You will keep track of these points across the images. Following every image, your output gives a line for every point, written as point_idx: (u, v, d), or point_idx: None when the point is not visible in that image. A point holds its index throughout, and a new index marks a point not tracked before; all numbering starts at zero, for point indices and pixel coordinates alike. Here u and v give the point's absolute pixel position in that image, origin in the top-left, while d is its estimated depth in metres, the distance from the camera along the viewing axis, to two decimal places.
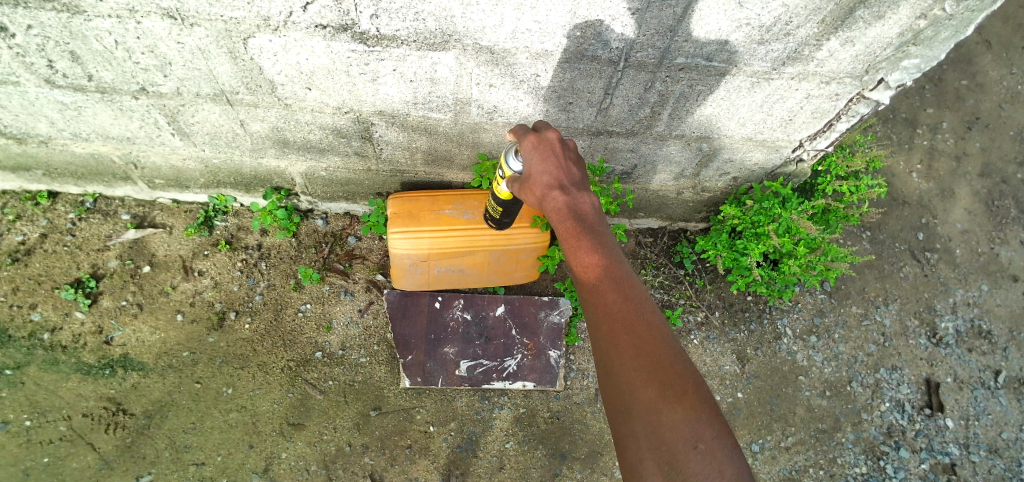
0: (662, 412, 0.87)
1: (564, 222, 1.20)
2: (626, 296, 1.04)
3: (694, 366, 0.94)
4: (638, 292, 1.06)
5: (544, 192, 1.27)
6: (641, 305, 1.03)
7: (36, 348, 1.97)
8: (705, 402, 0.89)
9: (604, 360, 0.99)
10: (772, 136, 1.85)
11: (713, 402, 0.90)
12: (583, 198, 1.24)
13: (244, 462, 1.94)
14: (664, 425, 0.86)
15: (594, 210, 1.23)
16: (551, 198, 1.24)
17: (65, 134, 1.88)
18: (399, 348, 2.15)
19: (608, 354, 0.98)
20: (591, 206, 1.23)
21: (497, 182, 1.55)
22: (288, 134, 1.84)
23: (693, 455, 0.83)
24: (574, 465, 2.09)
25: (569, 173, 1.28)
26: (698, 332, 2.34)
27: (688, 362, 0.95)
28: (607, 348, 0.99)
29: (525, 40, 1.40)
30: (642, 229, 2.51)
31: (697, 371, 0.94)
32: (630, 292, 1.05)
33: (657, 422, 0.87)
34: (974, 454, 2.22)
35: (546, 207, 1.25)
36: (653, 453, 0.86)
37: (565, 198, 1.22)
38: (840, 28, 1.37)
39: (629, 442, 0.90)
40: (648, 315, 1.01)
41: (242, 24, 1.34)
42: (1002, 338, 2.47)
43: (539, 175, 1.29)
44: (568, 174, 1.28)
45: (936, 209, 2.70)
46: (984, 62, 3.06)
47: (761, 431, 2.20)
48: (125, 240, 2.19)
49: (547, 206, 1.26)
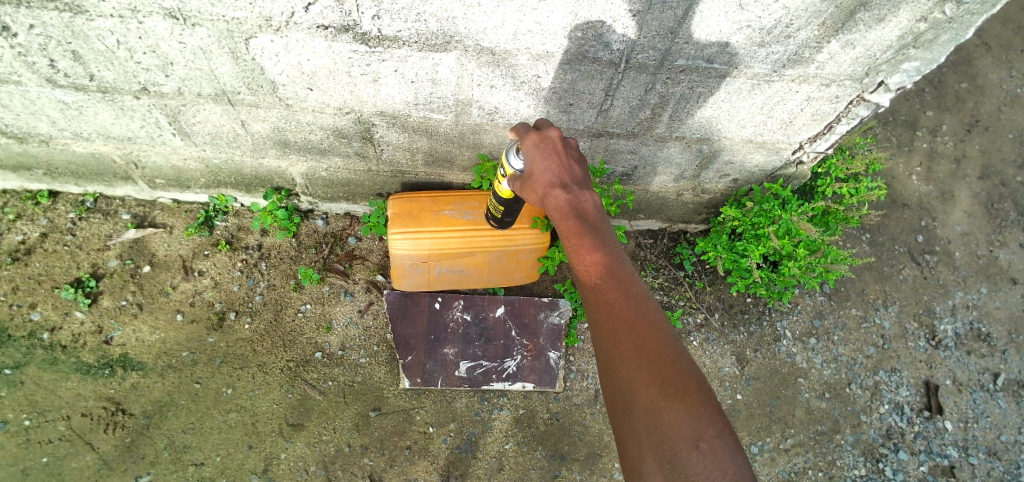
0: (662, 410, 0.87)
1: (566, 220, 1.20)
2: (627, 296, 1.05)
3: (695, 365, 0.94)
4: (639, 292, 1.07)
5: (545, 191, 1.28)
6: (642, 305, 1.04)
7: (36, 347, 1.97)
8: (707, 401, 0.88)
9: (605, 359, 1.00)
10: (772, 138, 1.85)
11: (715, 402, 0.89)
12: (584, 197, 1.24)
13: (244, 463, 1.94)
14: (665, 423, 0.86)
15: (595, 208, 1.23)
16: (553, 196, 1.25)
17: (65, 133, 1.88)
18: (399, 349, 2.15)
19: (609, 353, 0.99)
20: (593, 205, 1.24)
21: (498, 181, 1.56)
22: (289, 135, 1.85)
23: (693, 454, 0.81)
24: (574, 466, 2.09)
25: (570, 172, 1.29)
26: (698, 333, 2.34)
27: (690, 362, 0.95)
28: (608, 347, 1.00)
29: (526, 41, 1.41)
30: (643, 230, 2.52)
31: (698, 371, 0.93)
32: (631, 291, 1.06)
33: (658, 421, 0.87)
34: (973, 456, 2.22)
35: (547, 205, 1.26)
36: (654, 451, 0.85)
37: (566, 196, 1.23)
38: (840, 30, 1.37)
39: (630, 441, 0.89)
40: (649, 315, 1.01)
41: (243, 24, 1.35)
42: (1001, 341, 2.47)
43: (541, 173, 1.29)
44: (569, 172, 1.29)
45: (936, 211, 2.70)
46: (983, 65, 3.07)
47: (761, 433, 2.20)
48: (125, 239, 2.19)
49: (548, 204, 1.26)
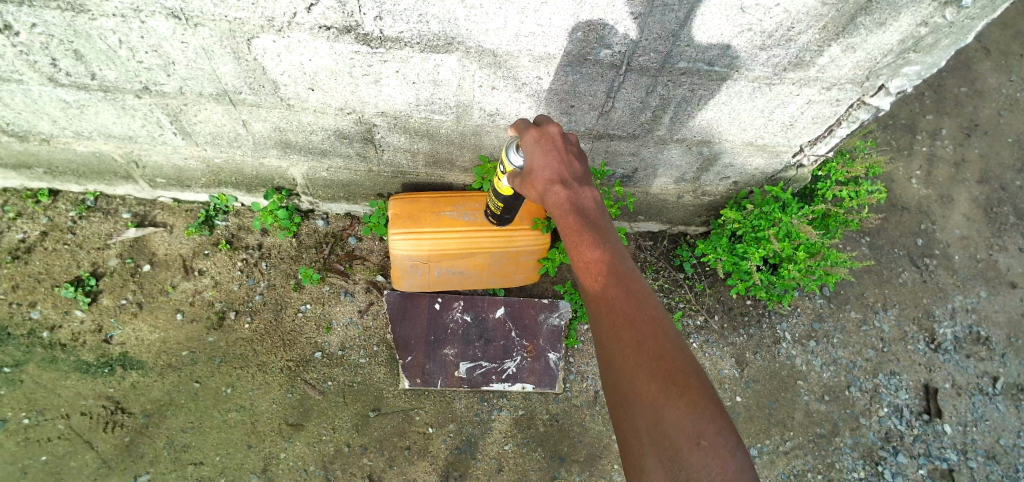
0: (663, 407, 0.87)
1: (566, 216, 1.21)
2: (628, 292, 1.05)
3: (696, 362, 0.94)
4: (640, 288, 1.07)
5: (545, 187, 1.28)
6: (642, 301, 1.04)
7: (35, 346, 1.97)
8: (709, 398, 0.88)
9: (606, 356, 1.00)
10: (772, 141, 1.86)
11: (717, 399, 0.88)
12: (584, 193, 1.26)
13: (243, 463, 1.93)
14: (666, 419, 0.85)
15: (594, 205, 1.25)
16: (553, 192, 1.26)
17: (66, 132, 1.88)
18: (399, 349, 2.15)
19: (610, 350, 0.99)
20: (592, 201, 1.26)
21: (497, 178, 1.57)
22: (290, 135, 1.85)
23: (695, 451, 0.81)
24: (573, 467, 2.08)
25: (570, 168, 1.30)
26: (697, 335, 2.34)
27: (691, 359, 0.94)
28: (609, 344, 1.00)
29: (528, 43, 1.41)
30: (643, 233, 2.52)
31: (699, 368, 0.93)
32: (631, 287, 1.06)
33: (659, 417, 0.86)
34: (972, 460, 2.22)
35: (547, 202, 1.27)
36: (655, 448, 0.85)
37: (566, 192, 1.24)
38: (841, 34, 1.38)
39: (632, 438, 0.89)
40: (649, 311, 1.02)
41: (245, 24, 1.35)
42: (1000, 344, 2.48)
43: (540, 169, 1.30)
44: (569, 168, 1.30)
45: (935, 215, 2.71)
46: (983, 69, 3.08)
47: (760, 435, 2.20)
48: (125, 239, 2.19)
49: (548, 200, 1.27)
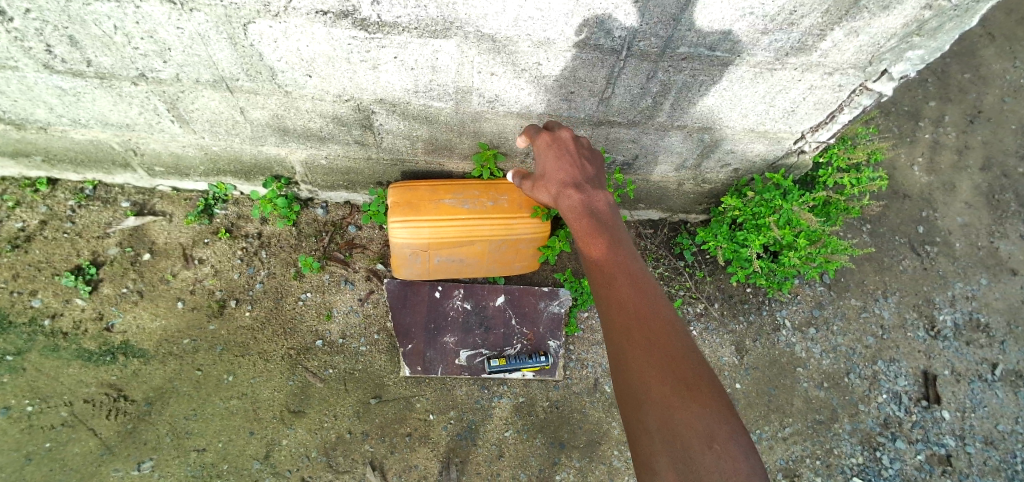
0: (675, 408, 0.88)
1: (579, 219, 1.31)
2: (639, 292, 1.08)
3: (708, 364, 0.95)
4: (651, 290, 1.10)
5: (559, 188, 1.40)
6: (654, 302, 1.06)
7: (37, 334, 1.97)
8: (720, 400, 0.89)
9: (616, 355, 1.00)
10: (774, 127, 1.84)
11: (729, 403, 0.90)
12: (596, 196, 1.36)
13: (245, 449, 1.95)
14: (678, 420, 0.86)
15: (607, 207, 1.34)
16: (566, 194, 1.37)
17: (63, 120, 1.87)
18: (399, 337, 2.16)
19: (621, 349, 0.99)
20: (604, 203, 1.36)
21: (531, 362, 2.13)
22: (288, 122, 1.84)
23: (706, 452, 0.82)
24: (573, 453, 2.10)
25: (583, 173, 1.41)
26: (697, 322, 2.35)
27: (702, 361, 0.96)
28: (620, 341, 1.01)
29: (528, 28, 1.39)
30: (643, 220, 2.51)
31: (711, 370, 0.94)
32: (642, 289, 1.09)
33: (670, 417, 0.87)
34: (969, 446, 2.24)
35: (561, 203, 1.39)
36: (666, 447, 0.85)
37: (579, 195, 1.35)
38: (844, 18, 1.36)
39: (640, 436, 0.89)
40: (661, 312, 1.04)
41: (241, 9, 1.33)
42: (1000, 331, 2.48)
43: (554, 172, 1.43)
44: (583, 173, 1.41)
45: (937, 202, 2.70)
46: (987, 55, 3.05)
47: (759, 422, 2.21)
48: (124, 227, 2.19)
49: (562, 201, 1.39)
